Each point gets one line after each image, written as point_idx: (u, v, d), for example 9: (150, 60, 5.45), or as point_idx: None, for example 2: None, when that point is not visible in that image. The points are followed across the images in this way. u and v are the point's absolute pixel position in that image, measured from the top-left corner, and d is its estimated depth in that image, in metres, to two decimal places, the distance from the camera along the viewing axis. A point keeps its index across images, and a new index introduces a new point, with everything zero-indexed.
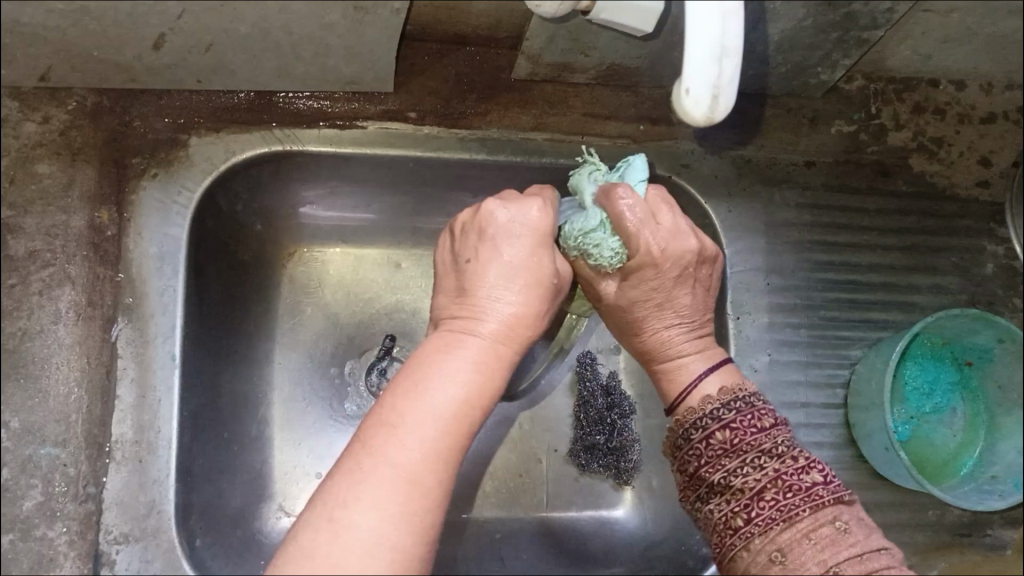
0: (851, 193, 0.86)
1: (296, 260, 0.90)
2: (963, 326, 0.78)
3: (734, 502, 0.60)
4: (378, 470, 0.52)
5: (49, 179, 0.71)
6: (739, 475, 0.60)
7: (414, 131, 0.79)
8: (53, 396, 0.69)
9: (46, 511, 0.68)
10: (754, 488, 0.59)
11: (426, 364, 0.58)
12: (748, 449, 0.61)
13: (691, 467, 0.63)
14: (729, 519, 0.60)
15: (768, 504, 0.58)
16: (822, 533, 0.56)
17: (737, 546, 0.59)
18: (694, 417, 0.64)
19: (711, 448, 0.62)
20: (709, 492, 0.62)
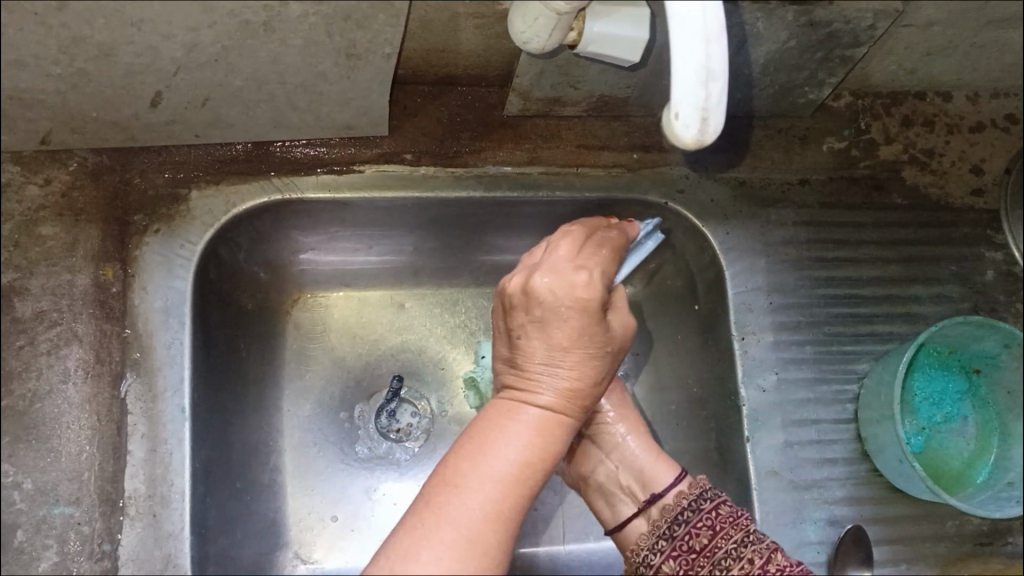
0: (847, 209, 0.87)
1: (301, 305, 0.90)
2: (967, 333, 0.78)
3: (746, 574, 0.66)
4: (440, 535, 0.52)
5: (53, 240, 0.72)
6: (749, 546, 0.67)
7: (410, 172, 0.80)
8: (65, 455, 0.70)
9: (63, 571, 0.68)
10: (763, 558, 0.66)
11: (478, 432, 0.59)
12: (753, 523, 0.69)
13: (700, 543, 0.70)
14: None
15: (782, 571, 0.65)
16: None
17: None
18: (700, 489, 0.73)
19: (718, 520, 0.70)
20: (717, 570, 0.68)
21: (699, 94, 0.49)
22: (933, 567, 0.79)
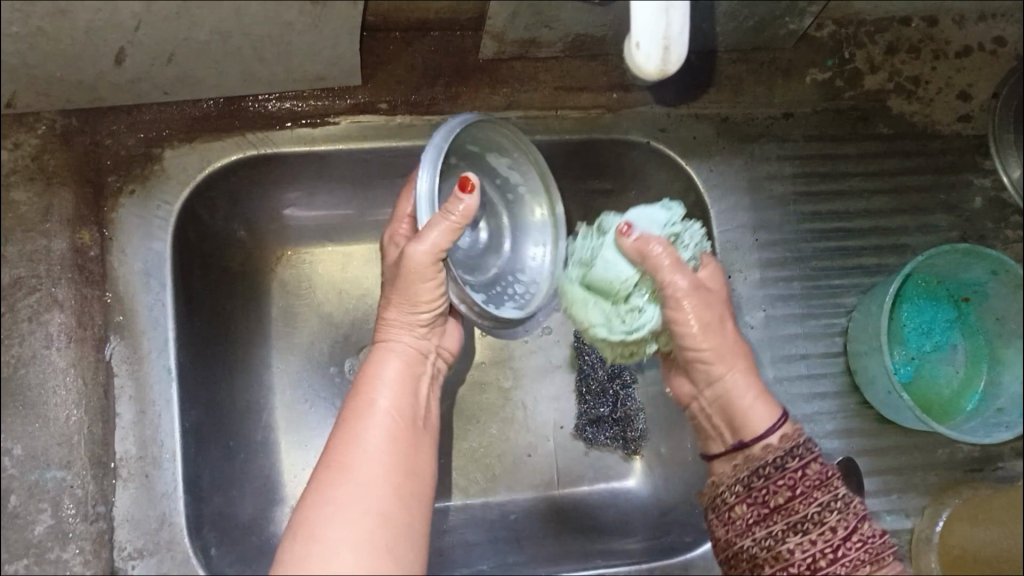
0: (831, 141, 0.85)
1: (285, 264, 0.89)
2: (954, 262, 0.78)
3: (822, 540, 0.60)
4: (347, 471, 0.60)
5: (27, 206, 0.71)
6: (832, 514, 0.60)
7: (386, 122, 0.79)
8: (53, 420, 0.70)
9: (58, 533, 0.69)
10: (848, 527, 0.60)
11: (355, 403, 0.67)
12: (840, 487, 0.62)
13: (778, 499, 0.62)
14: (809, 559, 0.60)
15: (856, 547, 0.60)
16: None
17: None
18: (789, 445, 0.64)
19: (805, 480, 0.62)
20: (792, 530, 0.61)
21: (660, 23, 0.49)
22: (924, 495, 0.80)
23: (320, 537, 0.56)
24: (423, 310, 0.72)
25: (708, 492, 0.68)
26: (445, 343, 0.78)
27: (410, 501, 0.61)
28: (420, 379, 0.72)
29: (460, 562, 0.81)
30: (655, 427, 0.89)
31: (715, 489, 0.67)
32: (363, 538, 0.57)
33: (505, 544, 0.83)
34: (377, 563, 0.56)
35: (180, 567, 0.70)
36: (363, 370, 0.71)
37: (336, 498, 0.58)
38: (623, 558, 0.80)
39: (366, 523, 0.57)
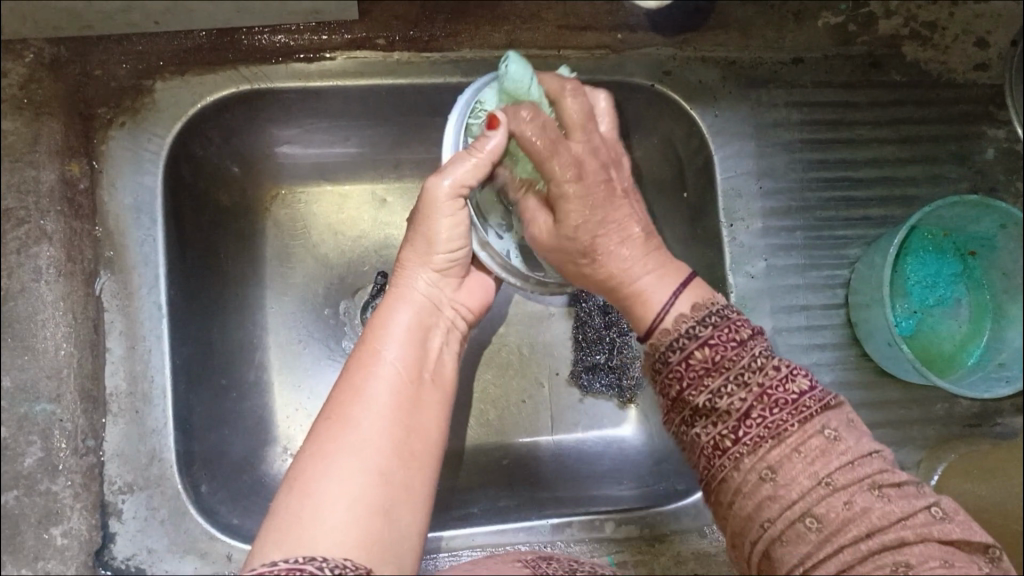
0: (841, 88, 0.83)
1: (280, 203, 0.88)
2: (963, 215, 0.76)
3: (722, 424, 0.51)
4: (347, 427, 0.54)
5: (14, 136, 0.68)
6: (724, 397, 0.51)
7: (383, 58, 0.77)
8: (42, 352, 0.68)
9: (48, 466, 0.68)
10: (742, 409, 0.51)
11: (360, 356, 0.60)
12: (730, 366, 0.51)
13: (675, 390, 0.53)
14: (716, 441, 0.52)
15: (757, 423, 0.50)
16: (813, 445, 0.49)
17: (727, 468, 0.51)
18: (669, 340, 0.55)
19: (690, 370, 0.52)
20: (697, 416, 0.53)
21: None
22: (921, 449, 0.79)
23: (310, 493, 0.50)
24: (442, 252, 0.67)
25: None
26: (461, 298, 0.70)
27: (414, 458, 0.55)
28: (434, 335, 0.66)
29: (453, 505, 0.81)
30: None
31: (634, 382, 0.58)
32: (360, 493, 0.50)
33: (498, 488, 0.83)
34: (375, 520, 0.50)
35: (170, 501, 0.71)
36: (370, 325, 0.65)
37: (331, 452, 0.52)
38: (610, 504, 0.81)
39: (363, 478, 0.51)
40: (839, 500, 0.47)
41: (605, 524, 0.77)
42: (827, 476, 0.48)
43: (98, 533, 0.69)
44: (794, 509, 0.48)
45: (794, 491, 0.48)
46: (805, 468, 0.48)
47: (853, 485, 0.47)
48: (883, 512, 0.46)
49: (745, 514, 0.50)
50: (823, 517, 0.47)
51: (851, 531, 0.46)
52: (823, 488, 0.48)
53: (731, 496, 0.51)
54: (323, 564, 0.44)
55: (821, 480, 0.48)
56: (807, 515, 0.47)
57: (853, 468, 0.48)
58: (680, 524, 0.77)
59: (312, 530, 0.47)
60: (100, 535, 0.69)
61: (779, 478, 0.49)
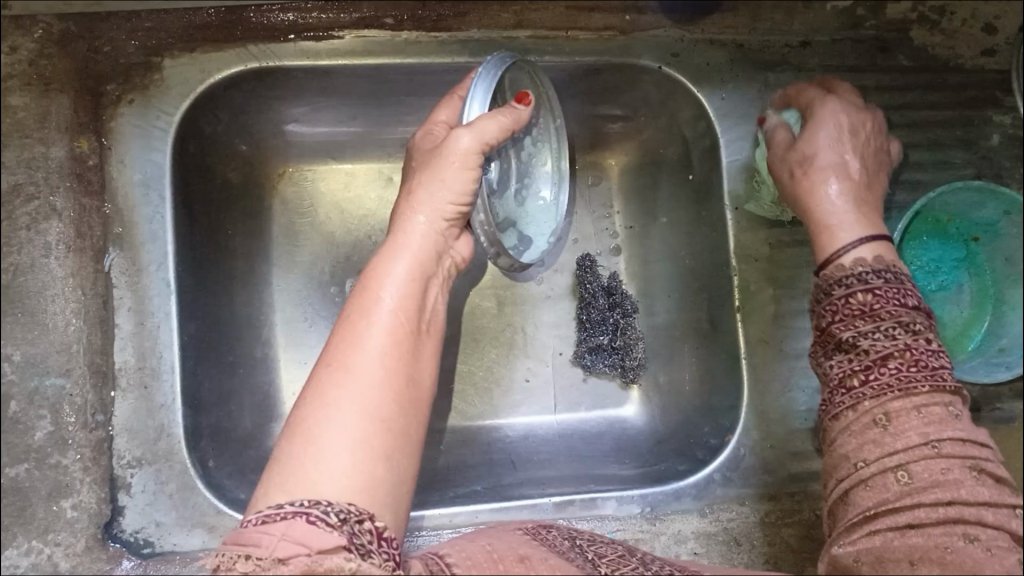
0: (851, 71, 0.82)
1: (286, 180, 0.88)
2: (966, 200, 0.76)
3: (857, 361, 0.57)
4: (348, 376, 0.53)
5: (24, 111, 0.69)
6: (869, 338, 0.57)
7: (392, 38, 0.76)
8: (52, 328, 0.69)
9: (58, 440, 0.68)
10: (881, 355, 0.56)
11: (357, 303, 0.59)
12: (886, 316, 0.57)
13: (823, 321, 0.61)
14: (846, 377, 0.58)
15: (890, 372, 0.56)
16: (934, 411, 0.54)
17: (844, 404, 0.58)
18: (841, 275, 0.61)
19: (847, 308, 0.59)
20: (836, 349, 0.59)
21: None
22: None
23: (311, 441, 0.49)
24: (450, 198, 0.66)
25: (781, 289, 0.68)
26: (456, 247, 0.70)
27: (410, 406, 0.54)
28: (430, 282, 0.65)
29: (457, 482, 0.82)
30: (653, 356, 0.89)
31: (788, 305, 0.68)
32: (363, 440, 0.50)
33: (502, 464, 0.84)
34: (379, 467, 0.49)
35: (180, 477, 0.72)
36: (366, 271, 0.63)
37: (334, 400, 0.51)
38: (613, 483, 0.81)
39: (365, 426, 0.50)
40: (936, 465, 0.52)
41: (607, 502, 0.77)
42: (933, 438, 0.53)
43: (107, 507, 0.69)
44: (893, 456, 0.54)
45: (897, 441, 0.54)
46: (918, 425, 0.54)
47: (959, 454, 0.53)
48: (972, 490, 0.51)
49: (847, 450, 0.57)
50: (914, 474, 0.52)
51: (935, 491, 0.51)
52: (928, 448, 0.53)
53: (839, 429, 0.58)
54: (328, 509, 0.45)
55: (927, 439, 0.53)
56: (902, 468, 0.53)
57: (961, 443, 0.53)
58: (680, 505, 0.77)
59: (317, 478, 0.47)
60: (109, 508, 0.69)
61: (891, 426, 0.55)
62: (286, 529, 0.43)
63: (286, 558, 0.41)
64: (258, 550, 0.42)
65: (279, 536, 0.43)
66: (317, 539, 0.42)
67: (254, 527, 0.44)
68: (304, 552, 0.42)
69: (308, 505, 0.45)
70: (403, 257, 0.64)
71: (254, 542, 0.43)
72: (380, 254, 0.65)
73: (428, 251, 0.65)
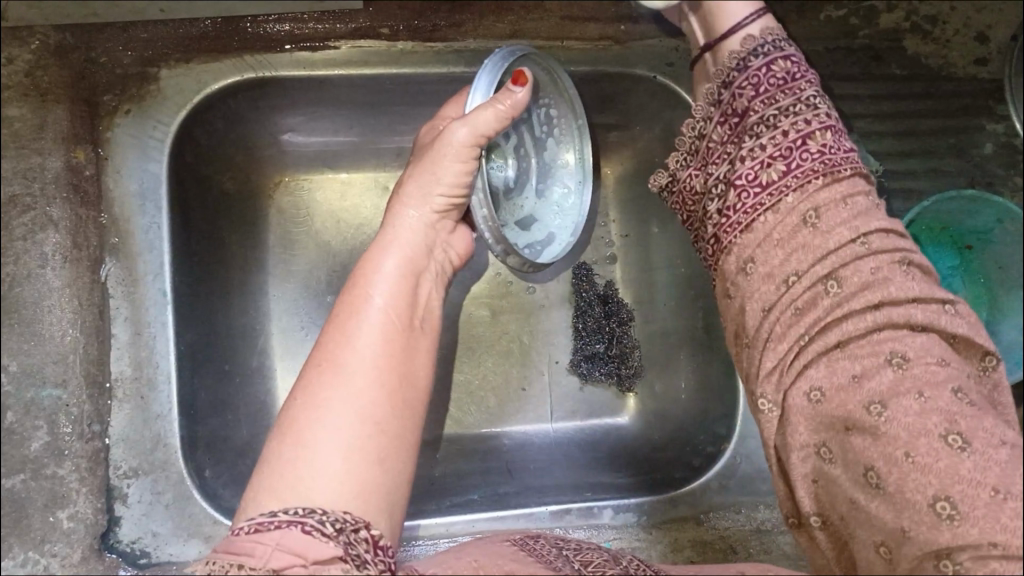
0: (843, 80, 0.83)
1: (282, 190, 0.88)
2: (962, 208, 0.77)
3: (774, 151, 0.58)
4: (341, 377, 0.56)
5: (21, 122, 0.66)
6: (787, 116, 0.59)
7: (387, 48, 0.77)
8: (48, 339, 0.67)
9: (55, 450, 0.67)
10: (802, 133, 0.58)
11: (349, 300, 0.62)
12: (797, 91, 0.59)
13: (739, 103, 0.61)
14: (761, 171, 0.58)
15: (812, 157, 0.58)
16: (858, 202, 0.57)
17: (765, 202, 0.58)
18: (744, 57, 0.61)
19: (766, 82, 0.60)
20: (748, 136, 0.59)
21: None
22: None
23: (305, 446, 0.51)
24: (442, 192, 0.67)
25: (663, 175, 0.68)
26: (454, 241, 0.72)
27: (405, 408, 0.57)
28: (423, 280, 0.67)
29: (453, 490, 0.83)
30: (649, 365, 0.89)
31: (692, 129, 0.65)
32: (356, 443, 0.53)
33: (498, 473, 0.84)
34: (374, 471, 0.52)
35: (176, 487, 0.73)
36: (360, 267, 0.65)
37: (327, 402, 0.54)
38: (611, 491, 0.82)
39: (358, 430, 0.53)
40: (865, 265, 0.55)
41: (604, 511, 0.78)
42: (864, 232, 0.56)
43: (104, 516, 0.69)
44: (825, 259, 0.55)
45: (831, 240, 0.56)
46: (846, 218, 0.56)
47: (888, 250, 0.55)
48: (900, 287, 0.54)
49: (772, 267, 0.57)
50: (845, 280, 0.55)
51: (866, 295, 0.54)
52: (858, 244, 0.55)
53: (758, 242, 0.58)
54: (323, 518, 0.47)
55: (858, 233, 0.55)
56: (831, 276, 0.55)
57: (886, 236, 0.56)
58: (677, 512, 0.79)
59: (310, 482, 0.50)
60: (105, 518, 0.69)
61: (821, 223, 0.56)
62: (280, 539, 0.45)
63: (280, 569, 0.43)
64: (250, 560, 0.44)
65: (273, 546, 0.44)
66: (313, 549, 0.44)
67: (246, 536, 0.46)
68: (299, 563, 0.44)
69: (303, 515, 0.47)
70: (397, 252, 0.66)
71: (247, 551, 0.44)
72: (374, 248, 0.67)
73: (420, 247, 0.68)
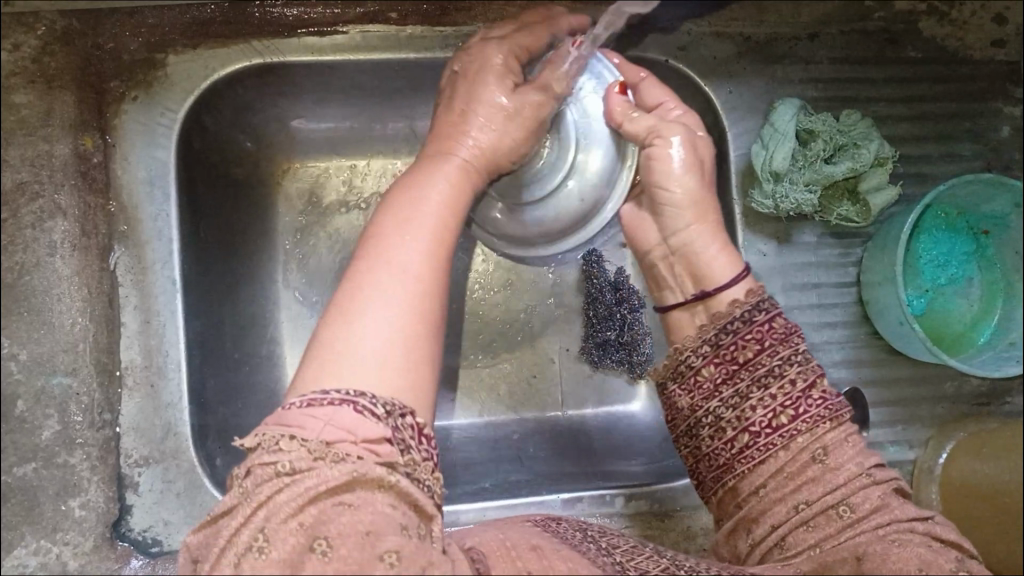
0: (858, 63, 0.82)
1: (291, 176, 0.87)
2: (977, 193, 0.75)
3: (784, 399, 0.57)
4: (386, 265, 0.50)
5: (28, 109, 0.67)
6: (793, 368, 0.58)
7: (397, 32, 0.76)
8: (58, 326, 0.67)
9: (65, 439, 0.66)
10: (808, 421, 0.57)
11: (398, 209, 0.55)
12: (800, 363, 0.59)
13: (746, 355, 0.59)
14: (772, 417, 0.57)
15: (817, 403, 0.57)
16: (855, 438, 0.57)
17: (777, 444, 0.57)
18: (728, 322, 0.60)
19: (771, 334, 0.59)
20: (757, 386, 0.58)
21: None
22: (929, 427, 0.80)
23: (353, 332, 0.47)
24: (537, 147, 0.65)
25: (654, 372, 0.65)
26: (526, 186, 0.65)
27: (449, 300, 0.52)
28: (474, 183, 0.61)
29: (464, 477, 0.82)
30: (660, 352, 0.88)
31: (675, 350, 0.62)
32: (402, 323, 0.48)
33: (510, 461, 0.84)
34: (417, 355, 0.48)
35: (187, 475, 0.72)
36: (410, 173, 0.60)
37: (374, 286, 0.49)
38: (620, 480, 0.81)
39: (402, 310, 0.48)
40: (872, 491, 0.54)
41: (616, 499, 0.78)
42: (869, 467, 0.56)
43: (116, 505, 0.69)
44: (838, 490, 0.55)
45: (841, 475, 0.55)
46: (852, 456, 0.56)
47: (886, 481, 0.56)
48: (902, 510, 0.53)
49: (784, 492, 0.56)
50: (856, 506, 0.54)
51: (878, 519, 0.53)
52: (865, 476, 0.55)
53: (770, 472, 0.57)
54: (374, 400, 0.44)
55: (864, 468, 0.55)
56: (844, 503, 0.54)
57: (881, 467, 0.57)
58: (691, 499, 0.78)
59: (349, 364, 0.46)
60: (117, 506, 0.69)
61: (829, 460, 0.56)
62: (332, 414, 0.43)
63: (332, 442, 0.42)
64: (302, 433, 0.42)
65: (325, 421, 0.42)
66: (363, 427, 0.43)
67: (299, 408, 0.43)
68: (349, 439, 0.42)
69: (352, 393, 0.44)
70: (436, 179, 0.58)
71: (299, 421, 0.43)
72: (412, 181, 0.59)
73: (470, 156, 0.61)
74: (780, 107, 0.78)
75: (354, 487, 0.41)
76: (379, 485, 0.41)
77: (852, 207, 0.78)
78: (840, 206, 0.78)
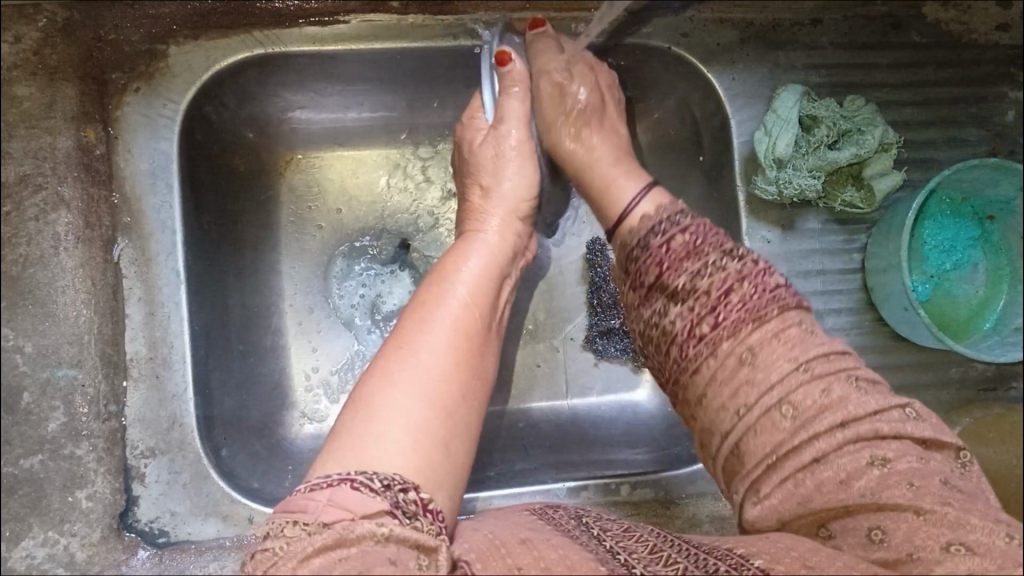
0: (861, 49, 0.82)
1: (294, 168, 0.87)
2: (982, 178, 0.75)
3: (698, 306, 0.54)
4: (411, 360, 0.53)
5: (30, 101, 0.66)
6: (704, 277, 0.55)
7: (398, 22, 0.76)
8: (62, 318, 0.66)
9: (71, 431, 0.66)
10: (727, 321, 0.52)
11: (405, 331, 0.56)
12: (710, 250, 0.56)
13: (652, 274, 0.58)
14: (692, 326, 0.54)
15: (736, 306, 0.53)
16: (791, 333, 0.51)
17: (703, 354, 0.53)
18: (650, 232, 0.60)
19: (671, 252, 0.57)
20: (671, 300, 0.56)
21: None
22: (934, 413, 0.80)
23: (375, 414, 0.49)
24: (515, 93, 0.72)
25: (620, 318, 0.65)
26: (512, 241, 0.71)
27: (468, 396, 0.54)
28: (481, 288, 0.64)
29: (470, 466, 0.82)
30: None
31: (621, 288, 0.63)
32: (418, 416, 0.50)
33: (515, 450, 0.84)
34: (432, 450, 0.49)
35: (193, 466, 0.73)
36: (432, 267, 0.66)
37: (397, 376, 0.52)
38: (624, 468, 0.81)
39: (421, 405, 0.50)
40: (817, 388, 0.49)
41: (621, 488, 0.78)
42: (805, 360, 0.50)
43: (122, 496, 0.69)
44: (775, 390, 0.49)
45: (773, 374, 0.50)
46: (782, 352, 0.50)
47: (830, 375, 0.49)
48: (860, 404, 0.48)
49: (724, 400, 0.52)
50: (799, 404, 0.48)
51: (828, 418, 0.48)
52: (802, 373, 0.49)
53: (708, 382, 0.52)
54: (372, 475, 0.45)
55: (799, 363, 0.50)
56: (784, 402, 0.49)
57: (829, 358, 0.50)
58: (696, 487, 0.78)
59: (371, 446, 0.47)
60: (124, 498, 0.69)
61: (759, 360, 0.51)
62: (332, 494, 0.43)
63: (330, 523, 0.42)
64: (304, 516, 0.43)
65: (325, 502, 0.43)
66: (362, 504, 0.43)
67: (301, 494, 0.44)
68: (348, 518, 0.42)
69: (353, 472, 0.45)
70: (432, 313, 0.58)
71: (302, 506, 0.43)
72: (414, 312, 0.59)
73: (487, 256, 0.67)
74: (784, 93, 0.78)
75: (350, 544, 0.40)
76: (373, 539, 0.41)
77: (857, 193, 0.77)
78: (845, 192, 0.77)
